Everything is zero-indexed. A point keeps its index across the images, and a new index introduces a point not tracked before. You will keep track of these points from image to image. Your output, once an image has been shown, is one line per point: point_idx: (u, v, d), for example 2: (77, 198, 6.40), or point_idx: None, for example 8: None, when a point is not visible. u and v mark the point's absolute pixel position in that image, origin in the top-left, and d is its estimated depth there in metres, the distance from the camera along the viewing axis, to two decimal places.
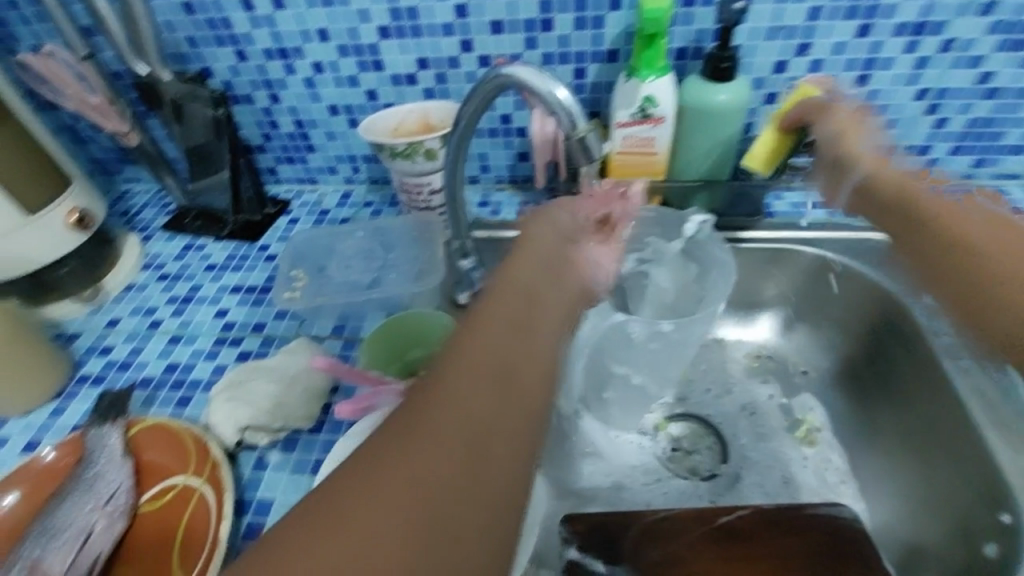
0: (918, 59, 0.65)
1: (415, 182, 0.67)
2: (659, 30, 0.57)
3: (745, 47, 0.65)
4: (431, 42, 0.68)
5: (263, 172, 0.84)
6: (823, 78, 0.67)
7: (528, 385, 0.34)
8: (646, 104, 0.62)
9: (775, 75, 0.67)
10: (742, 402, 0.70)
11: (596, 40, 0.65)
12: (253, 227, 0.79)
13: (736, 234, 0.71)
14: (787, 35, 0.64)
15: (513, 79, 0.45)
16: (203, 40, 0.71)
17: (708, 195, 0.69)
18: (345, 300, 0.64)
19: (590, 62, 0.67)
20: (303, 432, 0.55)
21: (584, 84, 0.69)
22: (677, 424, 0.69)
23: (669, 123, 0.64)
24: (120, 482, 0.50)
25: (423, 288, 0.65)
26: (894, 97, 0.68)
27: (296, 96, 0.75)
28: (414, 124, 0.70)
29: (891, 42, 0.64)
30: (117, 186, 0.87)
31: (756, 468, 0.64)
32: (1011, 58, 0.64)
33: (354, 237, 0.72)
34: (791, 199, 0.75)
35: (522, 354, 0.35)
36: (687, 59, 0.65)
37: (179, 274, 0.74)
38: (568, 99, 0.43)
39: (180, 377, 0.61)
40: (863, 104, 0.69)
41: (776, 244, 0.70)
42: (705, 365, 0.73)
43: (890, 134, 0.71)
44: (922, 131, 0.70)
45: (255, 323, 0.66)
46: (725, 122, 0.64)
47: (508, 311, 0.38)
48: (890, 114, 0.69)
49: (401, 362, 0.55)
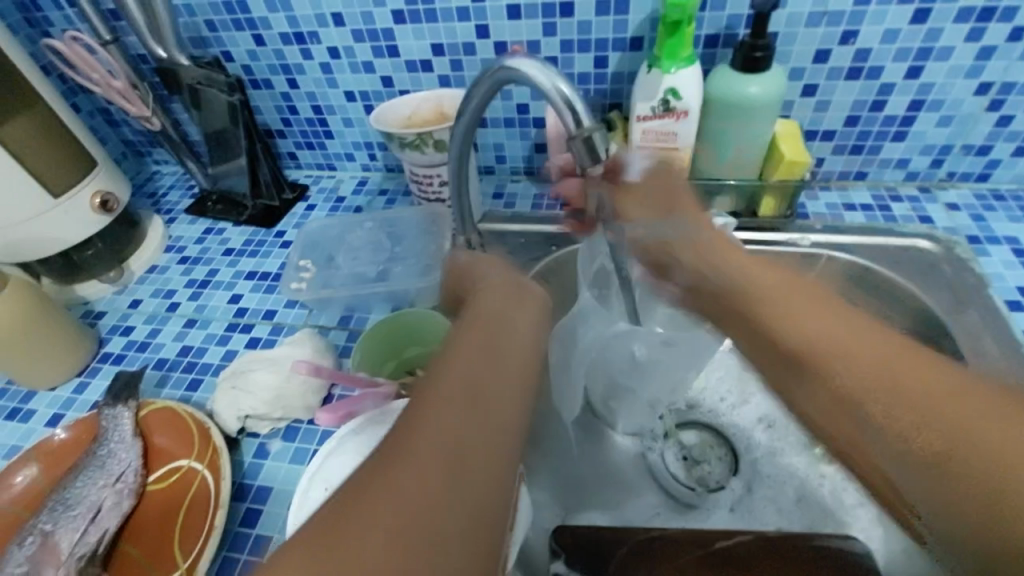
0: (982, 49, 0.58)
1: (426, 173, 0.66)
2: (684, 17, 0.53)
3: (783, 34, 0.60)
4: (446, 28, 0.66)
5: (283, 157, 0.84)
6: (869, 69, 0.61)
7: (517, 379, 0.34)
8: (668, 97, 0.58)
9: (816, 64, 0.62)
10: (759, 413, 0.66)
11: (619, 26, 0.62)
12: (270, 213, 0.79)
13: (762, 235, 0.66)
14: (833, 21, 0.58)
15: (517, 72, 0.42)
16: (222, 24, 0.71)
17: (731, 196, 0.65)
18: (351, 292, 0.64)
19: (611, 49, 0.63)
20: (303, 422, 0.55)
21: (605, 73, 0.66)
22: (686, 431, 0.66)
23: (693, 118, 0.60)
24: (129, 461, 0.52)
25: (429, 283, 0.64)
26: (951, 91, 0.61)
27: (313, 81, 0.74)
28: (428, 113, 0.69)
29: (951, 30, 0.57)
30: (147, 168, 0.90)
31: (767, 483, 0.61)
32: None
33: (362, 229, 0.72)
34: (827, 200, 0.70)
35: (509, 352, 0.35)
36: (718, 47, 0.61)
37: (199, 257, 0.76)
38: (573, 96, 0.41)
39: (192, 359, 0.63)
40: (914, 99, 0.63)
41: (805, 248, 0.65)
42: (722, 372, 0.70)
43: (943, 132, 0.65)
44: (982, 130, 0.64)
45: (266, 311, 0.66)
46: (754, 117, 0.59)
47: (490, 319, 0.37)
48: (945, 110, 0.63)
49: (399, 360, 0.57)
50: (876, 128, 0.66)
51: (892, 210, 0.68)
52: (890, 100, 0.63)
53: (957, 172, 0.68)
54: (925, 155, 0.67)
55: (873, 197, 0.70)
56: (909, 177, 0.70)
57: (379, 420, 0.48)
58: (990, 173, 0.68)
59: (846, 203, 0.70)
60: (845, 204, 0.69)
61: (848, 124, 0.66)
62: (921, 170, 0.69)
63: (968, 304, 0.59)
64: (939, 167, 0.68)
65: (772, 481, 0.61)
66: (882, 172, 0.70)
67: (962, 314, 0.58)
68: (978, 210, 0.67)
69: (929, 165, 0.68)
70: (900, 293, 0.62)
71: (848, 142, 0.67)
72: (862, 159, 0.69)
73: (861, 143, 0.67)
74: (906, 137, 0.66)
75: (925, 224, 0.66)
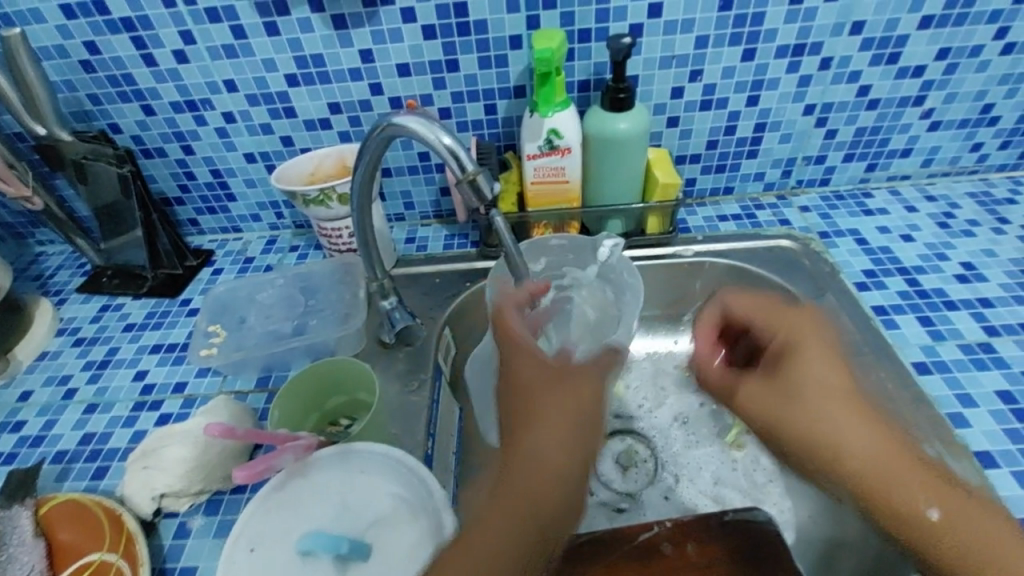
0: (801, 77, 0.69)
1: (334, 226, 0.68)
2: (552, 68, 0.60)
3: (642, 76, 0.69)
4: (340, 87, 0.69)
5: (184, 224, 0.83)
6: (717, 100, 0.71)
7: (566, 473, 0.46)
8: (551, 137, 0.64)
9: (673, 100, 0.71)
10: (674, 412, 0.72)
11: (501, 77, 0.68)
12: (174, 282, 0.77)
13: (654, 253, 0.74)
14: (680, 63, 0.68)
15: (403, 129, 0.46)
16: (107, 97, 0.70)
17: (621, 220, 0.72)
18: (267, 352, 0.63)
19: (498, 98, 0.69)
20: (226, 492, 0.54)
21: (496, 119, 0.71)
22: (612, 441, 0.70)
23: (577, 153, 0.66)
24: (32, 564, 0.47)
25: (347, 331, 0.64)
26: (784, 114, 0.73)
27: (209, 146, 0.74)
28: (332, 167, 0.71)
29: (774, 64, 0.68)
30: (29, 250, 0.84)
31: (688, 472, 0.66)
32: (885, 72, 0.70)
33: (273, 287, 0.72)
34: (702, 214, 0.79)
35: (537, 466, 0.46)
36: (590, 91, 0.69)
37: (96, 336, 0.72)
38: (454, 145, 0.45)
39: (97, 446, 0.59)
40: (757, 122, 0.73)
41: (689, 258, 0.73)
42: (638, 380, 0.75)
43: (786, 147, 0.76)
44: (815, 142, 0.76)
45: (176, 383, 0.64)
46: (628, 150, 0.67)
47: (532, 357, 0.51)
48: (783, 129, 0.74)
49: (321, 412, 0.54)
50: (733, 149, 0.76)
51: (757, 217, 0.78)
52: (739, 124, 0.73)
53: (804, 179, 0.80)
54: (776, 168, 0.78)
55: (740, 208, 0.79)
56: (767, 188, 0.80)
57: (301, 472, 0.45)
58: (829, 178, 0.80)
59: (719, 215, 0.79)
60: (718, 215, 0.79)
61: (709, 147, 0.75)
62: (775, 180, 0.79)
63: (826, 289, 0.68)
64: (788, 177, 0.79)
65: (691, 470, 0.66)
66: (744, 186, 0.80)
67: (822, 298, 0.67)
68: (824, 210, 0.78)
69: (781, 176, 0.79)
70: (771, 288, 0.71)
71: (712, 163, 0.77)
72: (726, 176, 0.79)
73: (723, 163, 0.77)
74: (758, 154, 0.76)
75: (784, 226, 0.76)
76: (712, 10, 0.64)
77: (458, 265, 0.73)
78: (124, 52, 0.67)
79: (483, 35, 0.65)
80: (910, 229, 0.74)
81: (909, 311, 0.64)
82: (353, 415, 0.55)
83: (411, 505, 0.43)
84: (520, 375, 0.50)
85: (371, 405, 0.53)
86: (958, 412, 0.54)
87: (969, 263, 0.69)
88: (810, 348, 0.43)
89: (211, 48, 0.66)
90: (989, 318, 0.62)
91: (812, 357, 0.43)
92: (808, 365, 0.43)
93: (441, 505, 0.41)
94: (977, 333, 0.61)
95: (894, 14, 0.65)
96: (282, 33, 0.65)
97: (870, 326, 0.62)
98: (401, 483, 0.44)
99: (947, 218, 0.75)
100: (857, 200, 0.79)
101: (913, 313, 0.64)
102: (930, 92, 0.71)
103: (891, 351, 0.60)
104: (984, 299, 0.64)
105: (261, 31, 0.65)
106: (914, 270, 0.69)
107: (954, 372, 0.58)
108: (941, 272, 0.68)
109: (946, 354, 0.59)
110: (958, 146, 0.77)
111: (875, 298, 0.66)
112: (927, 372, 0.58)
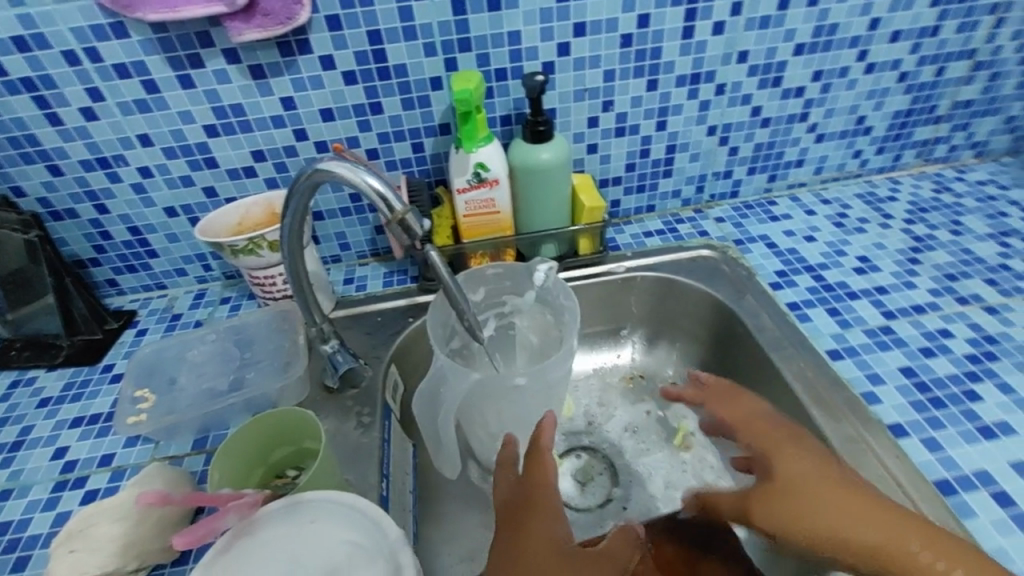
0: (701, 103, 0.76)
1: (267, 273, 0.67)
2: (472, 107, 0.63)
3: (559, 109, 0.73)
4: (263, 135, 0.69)
5: (101, 285, 0.78)
6: (629, 127, 0.76)
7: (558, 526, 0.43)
8: (478, 171, 0.67)
9: (590, 129, 0.76)
10: (624, 423, 0.74)
11: (426, 117, 0.70)
12: (93, 348, 0.72)
13: (588, 271, 0.77)
14: (592, 95, 0.73)
15: (329, 174, 0.47)
16: (8, 160, 0.67)
17: (554, 243, 0.75)
18: (204, 410, 0.60)
19: (424, 136, 0.71)
20: (167, 565, 0.50)
21: (424, 156, 0.73)
22: (568, 460, 0.72)
23: (504, 184, 0.69)
24: None
25: (290, 379, 0.63)
26: (690, 135, 0.79)
27: (126, 204, 0.72)
28: (259, 214, 0.70)
29: (676, 92, 0.75)
30: None
31: (642, 480, 0.69)
32: (772, 93, 0.78)
33: (206, 342, 0.69)
34: (629, 232, 0.84)
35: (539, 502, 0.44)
36: (512, 125, 0.73)
37: (5, 416, 0.66)
38: (382, 188, 0.46)
39: (13, 536, 0.53)
40: (668, 144, 0.79)
41: (621, 274, 0.77)
42: (586, 396, 0.78)
43: (696, 166, 0.82)
44: (721, 159, 0.83)
45: (102, 456, 0.59)
46: (553, 177, 0.70)
47: (553, 513, 0.43)
48: (691, 150, 0.81)
49: (267, 466, 0.52)
50: (649, 170, 0.81)
51: (679, 230, 0.83)
52: (652, 147, 0.79)
53: (716, 194, 0.87)
54: (690, 185, 0.84)
55: (663, 223, 0.85)
56: (685, 204, 0.86)
57: (247, 531, 0.43)
58: (738, 191, 0.87)
59: (644, 231, 0.84)
60: (644, 232, 0.84)
61: (628, 170, 0.81)
62: (691, 196, 0.86)
63: (746, 291, 0.73)
64: (702, 192, 0.86)
65: (645, 477, 0.69)
66: (664, 203, 0.86)
67: (743, 301, 0.72)
68: (736, 219, 0.85)
69: (695, 192, 0.86)
70: (697, 295, 0.76)
71: (632, 184, 0.82)
72: (647, 195, 0.84)
73: (642, 183, 0.83)
74: (672, 173, 0.82)
75: (703, 237, 0.82)
76: (615, 46, 0.69)
77: (399, 301, 0.73)
78: (24, 113, 0.64)
79: (403, 78, 0.67)
80: (811, 230, 0.82)
81: (818, 305, 0.70)
82: (300, 466, 0.53)
83: (367, 550, 0.41)
84: (535, 531, 0.43)
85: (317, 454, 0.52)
86: (869, 391, 0.60)
87: (863, 257, 0.77)
88: (785, 452, 0.47)
89: (121, 104, 0.64)
90: (885, 304, 0.69)
91: (781, 454, 0.47)
92: (782, 462, 0.46)
93: (396, 547, 0.40)
94: (878, 318, 0.68)
95: (771, 44, 0.73)
96: (198, 85, 0.64)
97: (786, 321, 0.68)
98: (357, 529, 0.42)
99: (841, 219, 0.83)
100: (764, 208, 0.87)
101: (822, 306, 0.70)
102: (812, 109, 0.80)
103: (808, 342, 0.65)
104: (879, 287, 0.72)
105: (175, 84, 0.64)
106: (819, 267, 0.76)
107: (862, 355, 0.64)
108: (842, 266, 0.75)
109: (854, 340, 0.65)
110: (843, 155, 0.86)
111: (788, 295, 0.72)
112: (840, 358, 0.63)
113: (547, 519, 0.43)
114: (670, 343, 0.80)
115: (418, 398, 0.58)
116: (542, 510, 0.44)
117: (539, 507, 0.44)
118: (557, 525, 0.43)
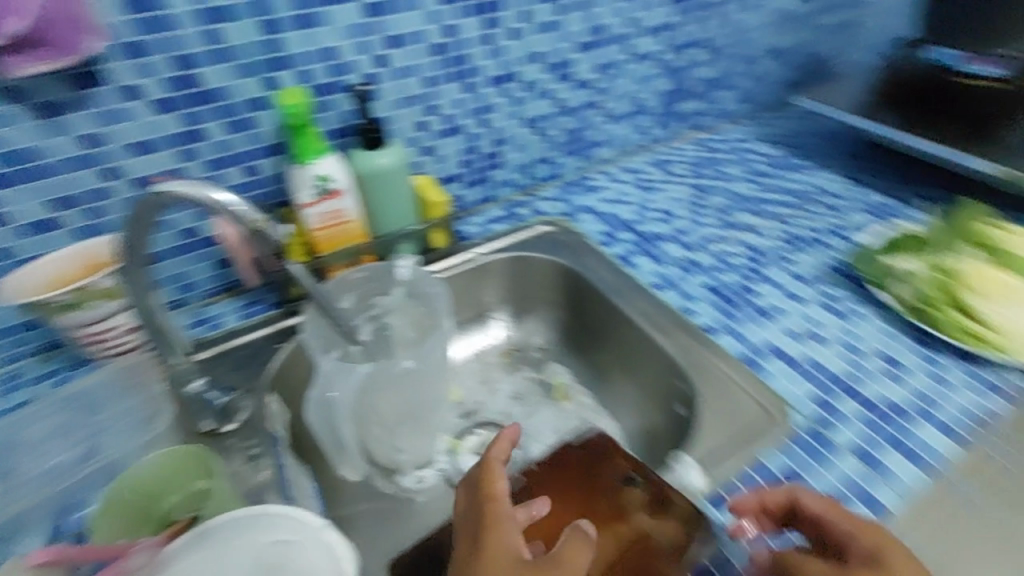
0: (514, 99, 0.86)
1: (99, 327, 0.60)
2: (304, 121, 0.66)
3: (389, 116, 0.78)
4: (65, 179, 0.62)
5: None
6: (457, 127, 0.84)
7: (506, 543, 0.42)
8: (321, 181, 0.69)
9: (422, 132, 0.81)
10: (509, 393, 0.81)
11: (256, 138, 0.69)
12: None
13: (447, 263, 0.82)
14: (417, 101, 0.79)
15: (168, 194, 0.47)
16: None
17: (410, 242, 0.78)
18: (57, 490, 0.54)
19: (257, 158, 0.70)
20: None
21: (261, 179, 0.71)
22: (468, 439, 0.74)
23: (350, 191, 0.71)
24: None
25: (156, 434, 0.59)
26: (511, 129, 0.89)
27: None
28: (73, 268, 0.62)
29: (490, 92, 0.84)
30: None
31: (535, 436, 0.75)
32: (570, 85, 0.91)
33: (34, 422, 0.60)
34: (477, 223, 0.91)
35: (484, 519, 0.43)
36: (346, 137, 0.75)
37: None
38: (228, 199, 0.46)
39: None
40: (493, 139, 0.88)
41: (478, 260, 0.83)
42: (471, 378, 0.83)
43: (522, 155, 0.93)
44: (541, 146, 0.94)
45: None
46: (395, 179, 0.74)
47: (506, 526, 0.43)
48: (515, 141, 0.90)
49: (160, 516, 0.49)
50: (482, 164, 0.89)
51: (519, 214, 0.93)
52: (480, 143, 0.87)
53: (544, 178, 0.98)
54: (521, 172, 0.94)
55: (505, 210, 0.94)
56: (520, 190, 0.96)
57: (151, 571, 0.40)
58: (559, 173, 0.99)
59: (490, 220, 0.92)
60: (490, 220, 0.92)
61: (464, 167, 0.88)
62: (524, 182, 0.96)
63: (586, 253, 0.83)
64: (532, 178, 0.96)
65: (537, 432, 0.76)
66: (502, 192, 0.94)
67: (584, 260, 0.82)
68: (565, 196, 0.97)
69: (527, 178, 0.96)
70: (546, 264, 0.84)
71: (470, 179, 0.90)
72: (485, 187, 0.92)
73: (479, 177, 0.91)
74: (503, 164, 0.92)
75: (541, 215, 0.92)
76: (428, 55, 0.76)
77: (262, 330, 0.71)
78: None
79: (223, 101, 0.66)
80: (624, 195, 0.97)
81: None
82: (196, 504, 0.50)
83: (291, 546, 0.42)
84: (496, 545, 0.42)
85: (212, 485, 0.50)
86: None
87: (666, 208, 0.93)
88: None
89: None
90: None
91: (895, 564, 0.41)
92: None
93: (319, 530, 0.42)
94: (685, 250, 0.80)
95: (560, 44, 0.86)
96: None
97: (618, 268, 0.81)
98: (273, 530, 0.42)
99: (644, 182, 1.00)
100: (582, 184, 0.99)
101: None
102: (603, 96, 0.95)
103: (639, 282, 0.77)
104: None
105: None
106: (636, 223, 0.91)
107: None
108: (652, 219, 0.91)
109: None
110: (634, 135, 1.02)
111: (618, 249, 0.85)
112: None
113: (507, 532, 0.42)
114: (535, 313, 0.87)
115: (312, 410, 0.63)
116: (501, 524, 0.43)
117: (499, 522, 0.43)
118: (507, 539, 0.42)
